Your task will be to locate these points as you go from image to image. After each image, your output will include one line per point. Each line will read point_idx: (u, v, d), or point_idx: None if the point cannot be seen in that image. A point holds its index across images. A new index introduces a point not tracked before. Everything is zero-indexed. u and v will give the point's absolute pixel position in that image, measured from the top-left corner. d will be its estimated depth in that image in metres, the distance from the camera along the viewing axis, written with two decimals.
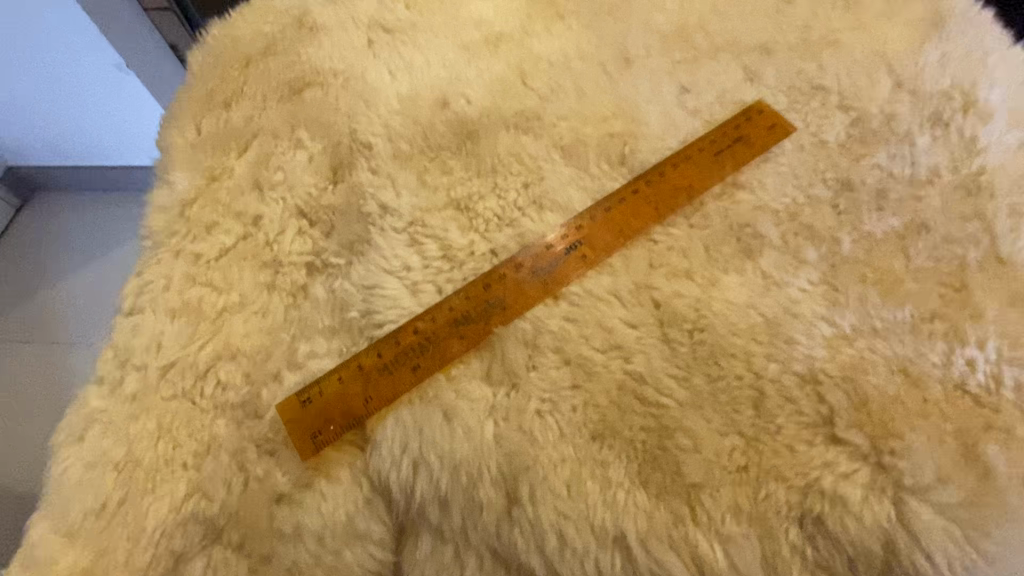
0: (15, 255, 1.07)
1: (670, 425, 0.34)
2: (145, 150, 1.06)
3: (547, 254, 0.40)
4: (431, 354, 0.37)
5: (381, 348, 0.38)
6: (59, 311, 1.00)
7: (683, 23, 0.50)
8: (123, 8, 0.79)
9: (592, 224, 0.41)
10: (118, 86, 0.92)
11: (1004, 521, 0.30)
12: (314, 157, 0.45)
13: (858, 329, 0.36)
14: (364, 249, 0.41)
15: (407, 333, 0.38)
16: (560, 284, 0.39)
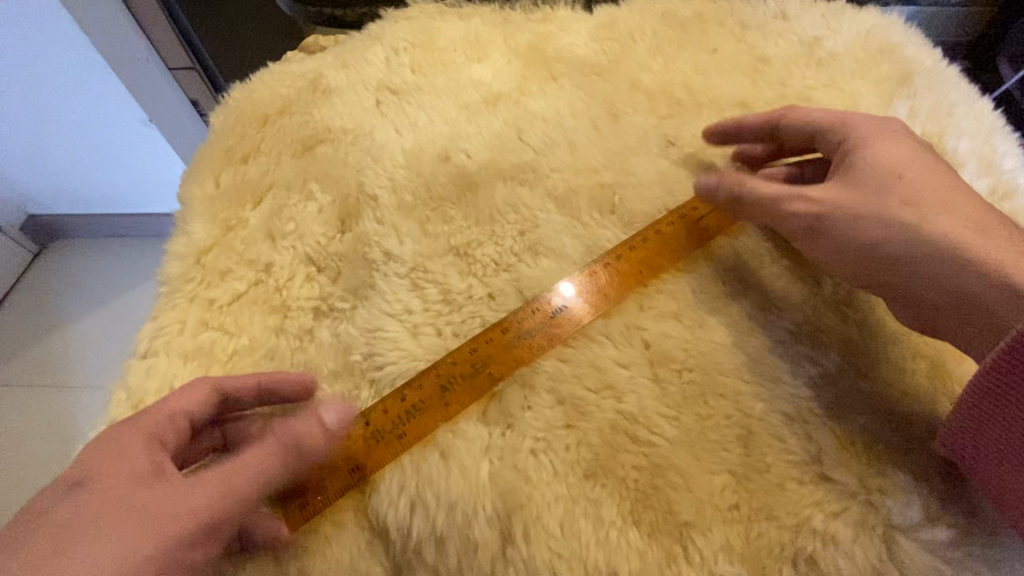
0: (35, 294, 1.15)
1: (662, 463, 0.34)
2: (166, 199, 1.13)
3: (547, 314, 0.41)
4: (434, 411, 0.38)
5: (386, 404, 0.39)
6: (74, 354, 1.07)
7: (668, 82, 0.54)
8: (158, 77, 0.83)
9: (589, 284, 0.43)
10: (141, 139, 0.99)
11: (987, 558, 0.31)
12: (323, 207, 0.48)
13: (842, 368, 0.37)
14: (368, 294, 0.43)
15: (411, 390, 0.39)
16: (559, 339, 0.40)
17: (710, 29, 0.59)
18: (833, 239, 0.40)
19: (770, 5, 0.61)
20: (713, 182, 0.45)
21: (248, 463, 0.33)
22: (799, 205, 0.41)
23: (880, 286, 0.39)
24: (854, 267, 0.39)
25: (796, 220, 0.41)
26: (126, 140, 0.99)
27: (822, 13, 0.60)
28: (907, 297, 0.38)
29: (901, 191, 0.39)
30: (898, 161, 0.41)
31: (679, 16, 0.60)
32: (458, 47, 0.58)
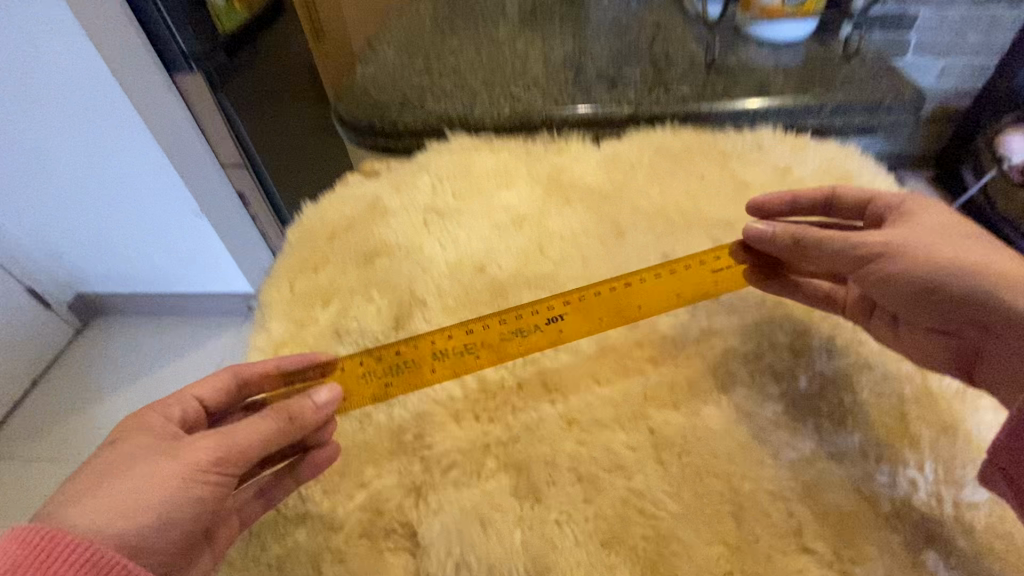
0: (78, 365, 1.30)
1: (666, 534, 0.41)
2: (203, 282, 1.25)
3: (524, 323, 0.53)
4: (402, 379, 0.52)
5: (379, 355, 0.53)
6: (106, 421, 1.20)
7: (663, 205, 0.66)
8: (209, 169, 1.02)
9: (566, 305, 0.54)
10: (193, 229, 1.09)
11: None
12: (380, 309, 0.58)
13: (816, 452, 0.44)
14: (418, 383, 0.52)
15: (400, 351, 0.53)
16: (547, 340, 0.52)
17: (698, 160, 0.71)
18: (895, 272, 0.46)
19: (747, 139, 0.73)
20: (774, 233, 0.52)
21: (250, 427, 0.42)
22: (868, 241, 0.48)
23: (942, 313, 0.45)
24: (918, 298, 0.46)
25: (865, 253, 0.48)
26: (177, 229, 1.10)
27: (792, 145, 0.72)
28: (976, 325, 0.43)
29: (957, 234, 0.46)
30: (951, 221, 0.48)
31: (671, 149, 0.73)
32: (490, 176, 0.71)
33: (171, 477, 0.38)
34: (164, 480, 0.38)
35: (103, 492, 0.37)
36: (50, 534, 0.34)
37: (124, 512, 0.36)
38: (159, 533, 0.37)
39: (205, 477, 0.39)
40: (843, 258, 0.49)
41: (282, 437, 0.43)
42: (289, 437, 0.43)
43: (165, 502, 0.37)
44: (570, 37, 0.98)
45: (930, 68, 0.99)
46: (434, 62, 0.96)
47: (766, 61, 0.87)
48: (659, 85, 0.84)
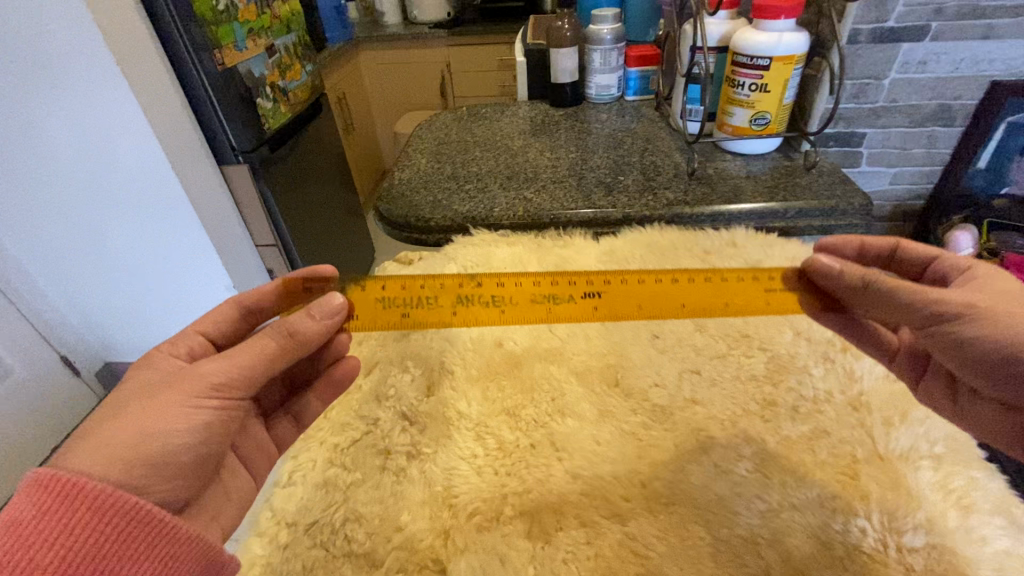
0: None
1: (656, 571, 0.49)
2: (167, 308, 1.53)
3: (553, 294, 0.69)
4: (424, 312, 0.67)
5: (435, 284, 0.71)
6: None
7: None
8: None
9: (590, 281, 0.69)
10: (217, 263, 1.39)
11: None
12: (415, 378, 0.69)
13: (782, 503, 0.53)
14: (446, 441, 0.62)
15: (449, 290, 0.70)
16: (553, 317, 0.66)
17: (681, 254, 0.85)
18: (971, 336, 0.46)
19: (723, 237, 0.87)
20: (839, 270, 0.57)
21: (248, 352, 0.53)
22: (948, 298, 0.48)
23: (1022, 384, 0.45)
24: (992, 364, 0.46)
25: (933, 312, 0.48)
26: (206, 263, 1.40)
27: (761, 243, 0.86)
28: None
29: None
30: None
31: (659, 245, 0.87)
32: (507, 267, 0.85)
33: (177, 405, 0.49)
34: (171, 410, 0.48)
35: (116, 423, 0.47)
36: (67, 480, 0.42)
37: (136, 439, 0.46)
38: (171, 454, 0.47)
39: (207, 402, 0.50)
40: (908, 311, 0.50)
41: (283, 355, 0.55)
42: (291, 354, 0.55)
43: (172, 427, 0.48)
44: (574, 148, 1.17)
45: (882, 175, 1.16)
46: (459, 169, 1.13)
47: (739, 170, 1.04)
48: (648, 190, 1.00)
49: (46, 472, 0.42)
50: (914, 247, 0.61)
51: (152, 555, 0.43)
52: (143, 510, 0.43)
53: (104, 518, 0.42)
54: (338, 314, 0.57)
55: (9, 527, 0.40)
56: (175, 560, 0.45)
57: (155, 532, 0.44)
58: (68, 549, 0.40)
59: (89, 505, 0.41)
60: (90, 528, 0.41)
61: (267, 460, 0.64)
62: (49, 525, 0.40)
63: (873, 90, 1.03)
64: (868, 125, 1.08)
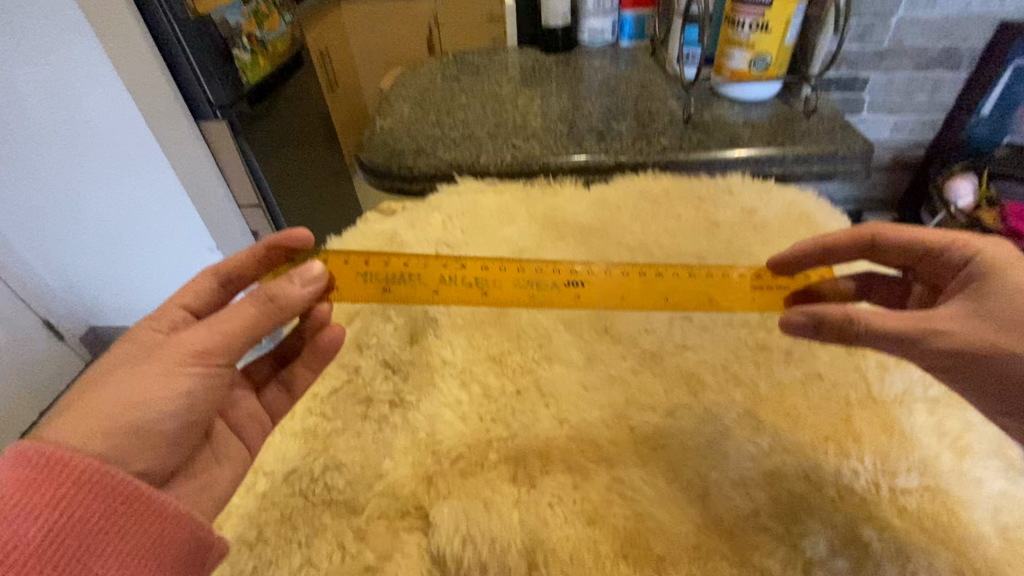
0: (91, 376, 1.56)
1: (643, 513, 0.48)
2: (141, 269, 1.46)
3: (540, 273, 0.66)
4: (404, 290, 0.64)
5: (416, 263, 0.67)
6: None
7: (645, 240, 0.76)
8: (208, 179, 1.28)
9: (579, 270, 0.66)
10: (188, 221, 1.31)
11: None
12: (397, 327, 0.67)
13: (773, 446, 0.52)
14: (430, 389, 0.60)
15: (433, 267, 0.67)
16: (536, 298, 0.64)
17: (676, 201, 0.82)
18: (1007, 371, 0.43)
19: (720, 184, 0.84)
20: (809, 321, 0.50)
21: (228, 318, 0.49)
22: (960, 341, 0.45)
23: None
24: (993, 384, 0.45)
25: (961, 355, 0.45)
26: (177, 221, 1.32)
27: (758, 190, 0.83)
28: None
29: None
30: None
31: (653, 193, 0.83)
32: (494, 215, 0.81)
33: (155, 374, 0.47)
34: (150, 379, 0.46)
35: (97, 395, 0.45)
36: (50, 454, 0.40)
37: (116, 410, 0.45)
38: (152, 424, 0.46)
39: (188, 369, 0.48)
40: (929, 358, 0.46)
41: (266, 319, 0.50)
42: (272, 318, 0.51)
43: (152, 398, 0.46)
44: (566, 95, 1.11)
45: (882, 123, 1.15)
46: (445, 116, 1.08)
47: (737, 116, 1.00)
48: (643, 137, 0.96)
49: (28, 445, 0.40)
50: (892, 238, 0.56)
51: (139, 530, 0.42)
52: (129, 486, 0.42)
53: (88, 492, 0.40)
54: (320, 283, 0.54)
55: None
56: (163, 538, 0.43)
57: (141, 509, 0.43)
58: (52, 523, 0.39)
59: (74, 478, 0.40)
60: (76, 502, 0.40)
61: (258, 430, 0.59)
62: (33, 499, 0.39)
63: (878, 30, 1.00)
64: (870, 69, 1.06)
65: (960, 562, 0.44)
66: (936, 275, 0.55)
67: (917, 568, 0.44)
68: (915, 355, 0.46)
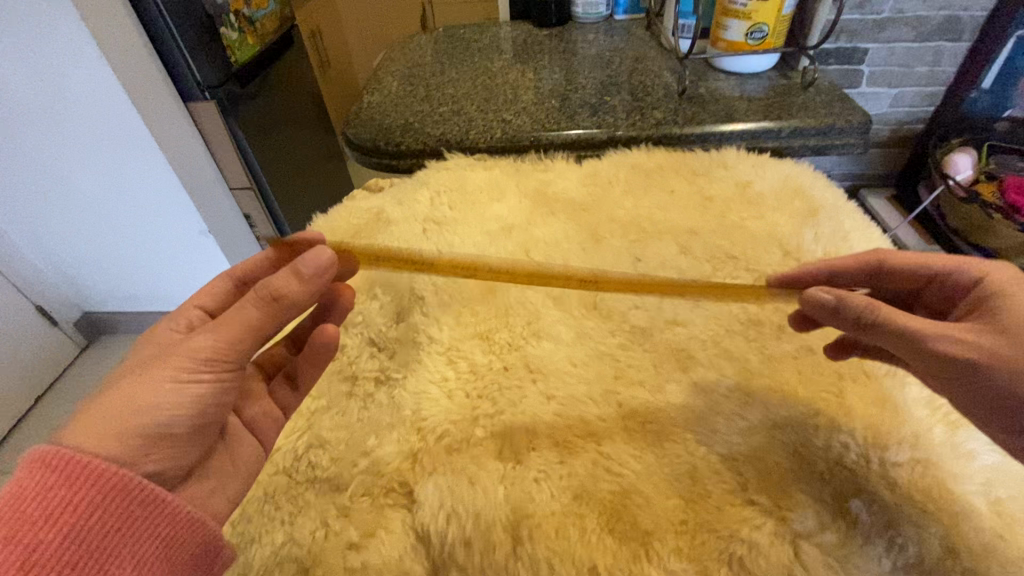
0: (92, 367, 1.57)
1: (630, 488, 0.47)
2: (130, 256, 1.42)
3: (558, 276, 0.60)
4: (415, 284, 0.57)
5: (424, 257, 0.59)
6: None
7: (637, 216, 0.74)
8: (201, 168, 1.25)
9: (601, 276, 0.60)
10: (177, 211, 1.27)
11: (865, 557, 0.43)
12: (383, 305, 0.65)
13: (762, 421, 0.51)
14: (416, 366, 0.59)
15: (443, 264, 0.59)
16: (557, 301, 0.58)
17: (669, 176, 0.80)
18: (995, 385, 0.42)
19: (714, 157, 0.82)
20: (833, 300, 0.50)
21: (232, 322, 0.47)
22: (952, 347, 0.44)
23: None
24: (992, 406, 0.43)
25: (950, 363, 0.44)
26: (164, 211, 1.27)
27: (752, 163, 0.81)
28: None
29: None
30: None
31: (645, 167, 0.81)
32: (482, 191, 0.79)
33: (164, 379, 0.45)
34: (157, 386, 0.44)
35: (106, 401, 0.43)
36: (66, 459, 0.39)
37: (128, 416, 0.42)
38: (165, 428, 0.44)
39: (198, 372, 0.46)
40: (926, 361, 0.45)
41: (270, 320, 0.48)
42: (277, 318, 0.48)
43: (163, 401, 0.44)
44: (558, 69, 1.09)
45: (883, 96, 1.13)
46: (434, 91, 1.05)
47: (733, 90, 0.97)
48: (636, 111, 0.93)
49: (46, 449, 0.39)
50: (899, 261, 0.56)
51: (157, 537, 0.41)
52: (149, 492, 0.41)
53: (108, 498, 0.39)
54: (331, 269, 0.48)
55: (9, 503, 0.37)
56: (179, 545, 0.42)
57: (161, 516, 0.41)
58: (70, 529, 0.37)
59: (94, 483, 0.39)
60: (96, 508, 0.38)
61: (273, 425, 0.56)
62: (52, 502, 0.37)
63: None
64: (870, 40, 1.03)
65: (950, 535, 0.44)
66: (945, 299, 0.54)
67: (905, 540, 0.43)
68: (917, 358, 0.45)
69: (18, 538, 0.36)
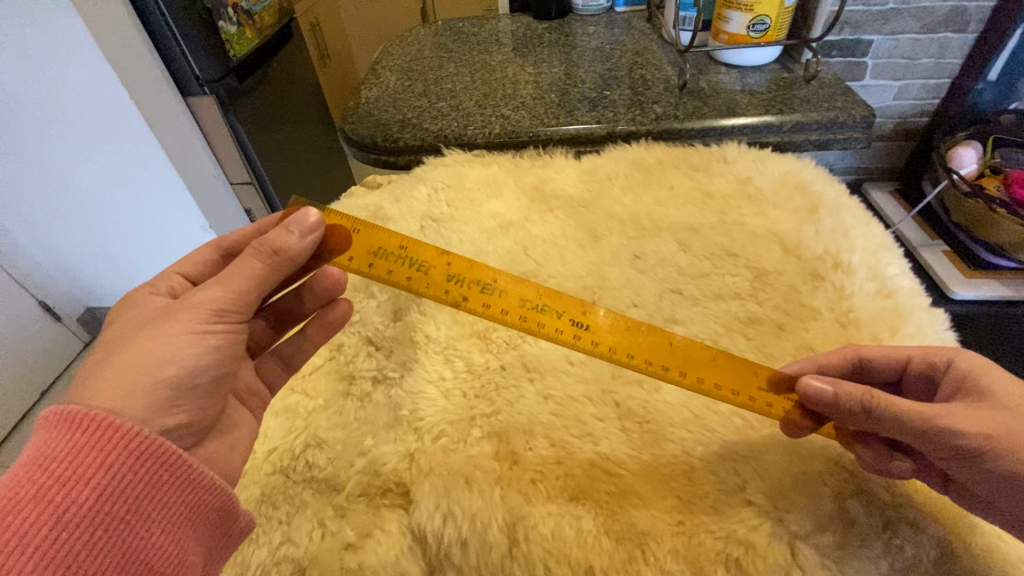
0: None
1: (627, 489, 0.47)
2: (128, 248, 1.41)
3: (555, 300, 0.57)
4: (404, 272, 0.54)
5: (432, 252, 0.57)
6: None
7: (636, 212, 0.73)
8: (198, 150, 1.24)
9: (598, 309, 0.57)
10: (176, 199, 1.27)
11: (863, 558, 0.42)
12: (380, 303, 0.65)
13: (761, 421, 0.51)
14: (412, 365, 0.58)
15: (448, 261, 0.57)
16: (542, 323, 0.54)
17: (669, 172, 0.79)
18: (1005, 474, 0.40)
19: (714, 153, 0.81)
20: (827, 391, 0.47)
21: (237, 272, 0.46)
22: (964, 438, 0.42)
23: None
24: (1002, 487, 0.41)
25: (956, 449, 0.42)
26: (164, 199, 1.27)
27: (753, 159, 0.80)
28: None
29: None
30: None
31: (644, 162, 0.80)
32: (481, 187, 0.78)
33: (181, 332, 0.44)
34: (176, 337, 0.43)
35: (122, 354, 0.42)
36: (93, 417, 0.38)
37: (148, 368, 0.41)
38: (187, 380, 0.43)
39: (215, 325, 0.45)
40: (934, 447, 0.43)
41: (272, 274, 0.47)
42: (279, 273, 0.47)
43: (182, 353, 0.43)
44: (558, 63, 1.07)
45: (887, 89, 1.12)
46: (432, 86, 1.04)
47: (734, 84, 0.96)
48: (636, 105, 0.92)
49: (68, 407, 0.38)
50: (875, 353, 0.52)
51: (183, 501, 0.41)
52: (176, 456, 0.40)
53: (136, 460, 0.38)
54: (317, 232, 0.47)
55: (37, 463, 0.36)
56: (204, 509, 0.42)
57: (185, 476, 0.41)
58: (101, 492, 0.37)
59: (122, 446, 0.38)
60: (126, 471, 0.38)
61: (259, 402, 0.56)
62: (81, 463, 0.37)
63: None
64: (874, 32, 1.01)
65: (948, 537, 0.44)
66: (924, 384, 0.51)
67: (903, 541, 0.43)
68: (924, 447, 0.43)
69: (50, 497, 0.36)
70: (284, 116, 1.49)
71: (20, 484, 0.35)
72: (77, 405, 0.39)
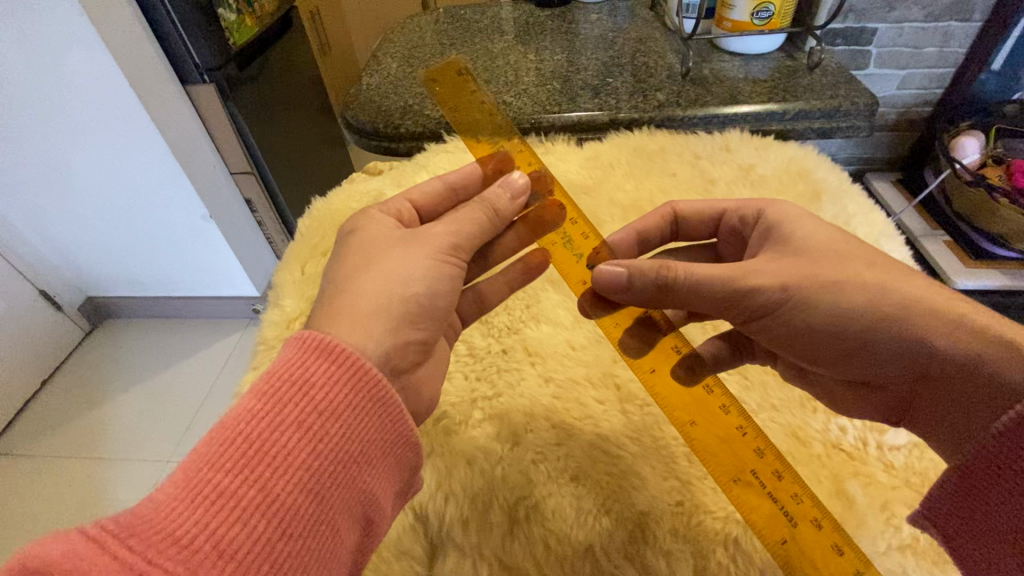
0: (94, 352, 1.55)
1: (626, 469, 0.47)
2: (126, 238, 1.40)
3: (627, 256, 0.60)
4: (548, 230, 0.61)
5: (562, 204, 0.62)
6: (120, 389, 1.44)
7: (638, 199, 0.73)
8: (195, 140, 1.22)
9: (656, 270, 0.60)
10: (171, 188, 1.25)
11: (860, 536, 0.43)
12: None
13: (760, 407, 0.52)
14: None
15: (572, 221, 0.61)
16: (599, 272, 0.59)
17: (671, 159, 0.79)
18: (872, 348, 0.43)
19: (716, 141, 0.81)
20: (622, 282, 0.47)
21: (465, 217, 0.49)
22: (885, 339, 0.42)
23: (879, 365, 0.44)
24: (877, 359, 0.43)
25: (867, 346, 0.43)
26: (159, 186, 1.25)
27: (756, 146, 0.80)
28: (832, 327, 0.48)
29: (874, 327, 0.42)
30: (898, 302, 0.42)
31: (646, 149, 0.80)
32: None
33: (421, 258, 0.46)
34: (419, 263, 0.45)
35: (373, 271, 0.44)
36: (349, 352, 0.38)
37: (392, 287, 0.44)
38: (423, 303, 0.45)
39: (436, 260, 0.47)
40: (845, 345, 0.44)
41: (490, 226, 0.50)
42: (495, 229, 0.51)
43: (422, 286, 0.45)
44: (560, 50, 1.07)
45: (891, 78, 1.13)
46: None
47: (737, 71, 0.95)
48: (639, 92, 0.92)
49: (319, 336, 0.38)
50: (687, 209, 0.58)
51: (396, 458, 0.40)
52: (402, 412, 0.40)
53: (372, 406, 0.38)
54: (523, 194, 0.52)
55: (294, 386, 0.36)
56: (404, 469, 0.41)
57: (401, 436, 0.40)
58: (348, 424, 0.37)
59: (368, 388, 0.38)
60: (365, 415, 0.38)
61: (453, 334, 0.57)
62: (335, 396, 0.37)
63: None
64: (880, 20, 1.02)
65: None
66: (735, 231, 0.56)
67: (901, 521, 0.44)
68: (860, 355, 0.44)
69: (308, 420, 0.35)
70: (284, 104, 1.48)
71: (283, 401, 0.35)
72: (320, 331, 0.40)
